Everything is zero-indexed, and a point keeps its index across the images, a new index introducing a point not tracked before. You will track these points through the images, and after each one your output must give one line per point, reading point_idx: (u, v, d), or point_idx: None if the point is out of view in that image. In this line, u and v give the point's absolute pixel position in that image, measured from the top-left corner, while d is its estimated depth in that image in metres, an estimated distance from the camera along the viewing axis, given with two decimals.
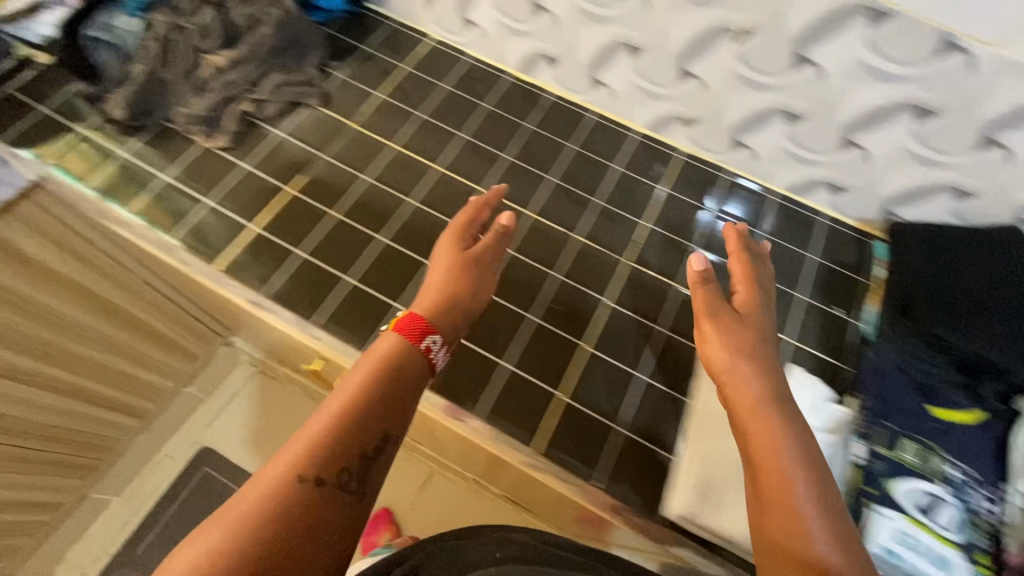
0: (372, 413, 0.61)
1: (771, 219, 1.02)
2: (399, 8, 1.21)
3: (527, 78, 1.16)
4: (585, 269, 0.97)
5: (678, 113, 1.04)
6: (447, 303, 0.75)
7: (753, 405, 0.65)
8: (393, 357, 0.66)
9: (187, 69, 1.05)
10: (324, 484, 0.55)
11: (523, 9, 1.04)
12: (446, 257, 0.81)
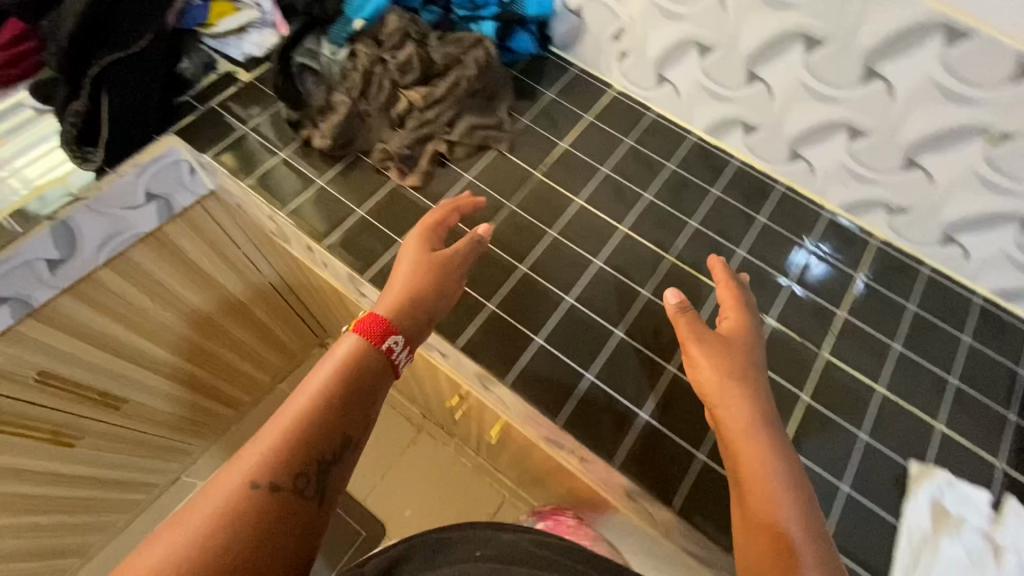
0: (338, 411, 0.55)
1: (918, 295, 0.82)
2: (587, 56, 1.01)
3: (715, 140, 0.95)
4: (835, 397, 0.74)
5: (885, 200, 0.83)
6: (411, 302, 0.67)
7: (739, 436, 0.57)
8: (347, 349, 0.60)
9: (376, 101, 0.89)
10: (281, 490, 0.49)
11: (733, 77, 0.85)
12: (412, 256, 0.72)
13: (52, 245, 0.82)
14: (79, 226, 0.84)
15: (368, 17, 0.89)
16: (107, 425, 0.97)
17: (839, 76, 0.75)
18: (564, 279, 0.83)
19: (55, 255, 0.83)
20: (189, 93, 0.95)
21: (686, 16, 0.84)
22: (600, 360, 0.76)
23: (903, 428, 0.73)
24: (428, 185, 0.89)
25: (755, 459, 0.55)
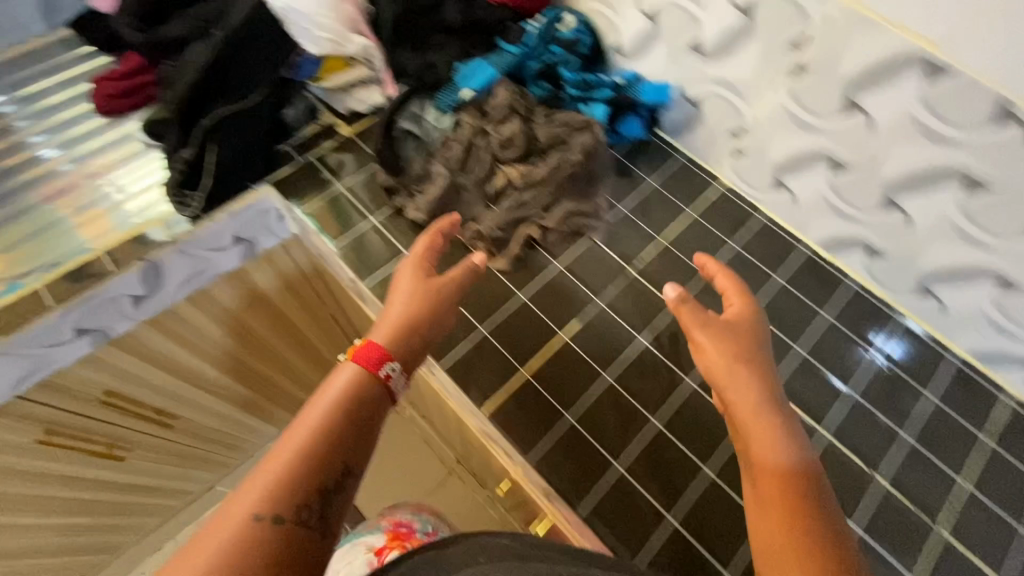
0: (337, 438, 0.50)
1: (991, 408, 0.77)
2: (697, 144, 0.94)
3: (830, 257, 0.87)
4: (909, 526, 0.69)
5: (1000, 273, 0.70)
6: (408, 331, 0.61)
7: (753, 432, 0.51)
8: (338, 382, 0.54)
9: (476, 173, 0.87)
10: (290, 523, 0.45)
11: (867, 199, 0.77)
12: (410, 283, 0.65)
13: (138, 281, 0.83)
14: (165, 266, 0.85)
15: (477, 87, 0.88)
16: (160, 440, 1.04)
17: (996, 223, 0.67)
18: (645, 381, 0.76)
19: (140, 291, 0.84)
20: (287, 142, 0.92)
21: (821, 129, 0.76)
22: (670, 412, 0.74)
23: (916, 533, 0.69)
24: (518, 269, 0.84)
25: (771, 456, 0.49)
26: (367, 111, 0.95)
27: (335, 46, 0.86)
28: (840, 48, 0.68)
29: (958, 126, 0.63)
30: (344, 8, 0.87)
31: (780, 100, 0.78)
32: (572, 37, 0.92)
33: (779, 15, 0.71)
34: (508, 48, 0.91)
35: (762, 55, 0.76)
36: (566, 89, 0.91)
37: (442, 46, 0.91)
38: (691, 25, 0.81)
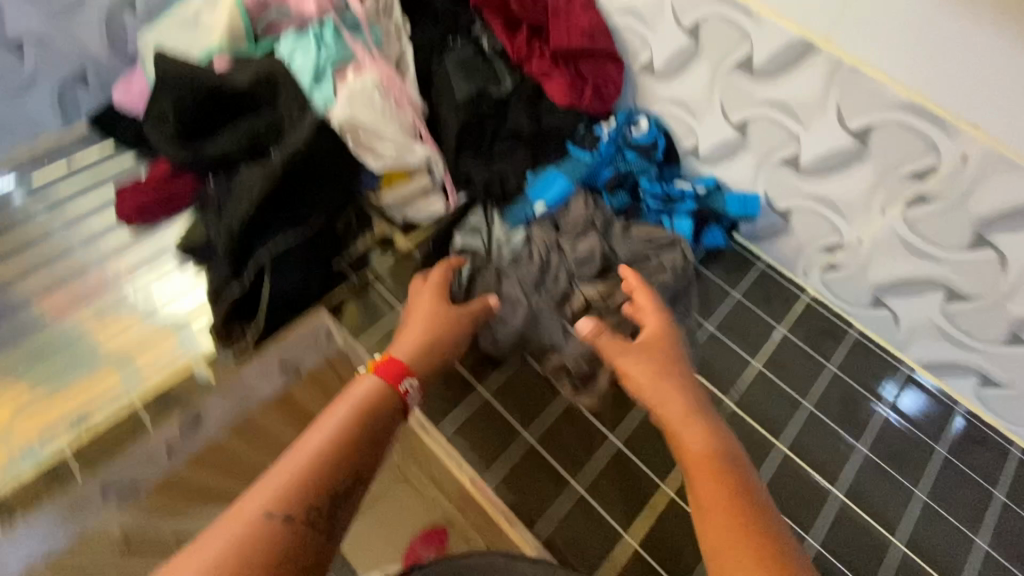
0: (350, 440, 0.49)
1: None
2: (782, 253, 0.88)
3: (932, 376, 0.82)
4: None
5: None
6: (429, 348, 0.62)
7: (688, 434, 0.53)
8: (358, 387, 0.54)
9: (555, 296, 0.77)
10: (300, 521, 0.44)
11: (991, 330, 0.71)
12: (428, 309, 0.66)
13: (176, 428, 0.69)
14: (206, 410, 0.71)
15: (552, 201, 0.81)
16: None
17: None
18: None
19: (175, 438, 0.69)
20: (342, 259, 0.83)
21: (942, 258, 0.70)
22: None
23: None
24: (607, 412, 0.79)
25: (699, 453, 0.51)
26: (428, 220, 0.85)
27: (399, 158, 0.79)
28: (975, 186, 0.62)
29: None
30: (406, 115, 0.81)
31: (890, 226, 0.72)
32: (647, 143, 0.86)
33: (903, 145, 0.65)
34: (580, 156, 0.85)
35: (875, 180, 0.70)
36: (644, 200, 0.85)
37: (509, 154, 0.84)
38: (788, 141, 0.75)
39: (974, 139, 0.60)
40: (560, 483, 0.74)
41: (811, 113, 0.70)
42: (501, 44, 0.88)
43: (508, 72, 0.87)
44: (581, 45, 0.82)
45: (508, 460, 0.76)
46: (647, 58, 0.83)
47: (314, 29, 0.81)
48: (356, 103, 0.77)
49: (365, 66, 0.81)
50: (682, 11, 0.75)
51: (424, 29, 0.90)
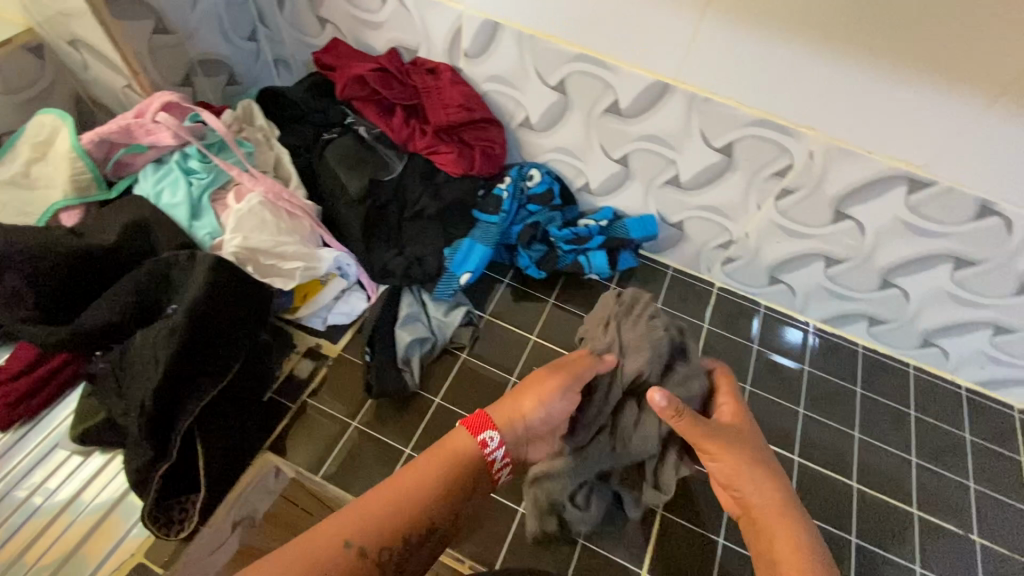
0: (430, 495, 0.53)
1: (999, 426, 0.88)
2: (685, 257, 0.96)
3: (832, 328, 0.94)
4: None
5: (994, 321, 0.80)
6: (531, 408, 0.60)
7: (731, 482, 0.59)
8: (453, 441, 0.57)
9: None
10: (372, 552, 0.49)
11: (865, 282, 0.84)
12: (551, 383, 0.60)
13: None
14: None
15: (474, 269, 0.82)
16: None
17: (989, 287, 0.76)
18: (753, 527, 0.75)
19: None
20: (271, 388, 0.77)
21: (814, 235, 0.81)
22: None
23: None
24: None
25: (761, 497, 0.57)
26: (350, 320, 0.83)
27: (309, 273, 0.75)
28: (824, 174, 0.73)
29: (946, 222, 0.71)
30: (303, 224, 0.78)
31: (768, 217, 0.82)
32: (543, 191, 0.90)
33: (761, 152, 0.75)
34: (488, 219, 0.86)
35: (746, 184, 0.80)
36: (557, 245, 0.89)
37: (418, 234, 0.83)
38: (666, 166, 0.83)
39: (814, 139, 0.71)
40: (567, 543, 0.71)
41: (680, 140, 0.79)
42: (380, 129, 0.88)
43: (396, 155, 0.87)
44: (459, 117, 0.84)
45: (505, 547, 0.70)
46: (524, 116, 0.87)
47: (176, 161, 0.76)
48: (247, 229, 0.72)
49: (246, 186, 0.76)
50: (545, 73, 0.80)
51: (297, 131, 0.88)
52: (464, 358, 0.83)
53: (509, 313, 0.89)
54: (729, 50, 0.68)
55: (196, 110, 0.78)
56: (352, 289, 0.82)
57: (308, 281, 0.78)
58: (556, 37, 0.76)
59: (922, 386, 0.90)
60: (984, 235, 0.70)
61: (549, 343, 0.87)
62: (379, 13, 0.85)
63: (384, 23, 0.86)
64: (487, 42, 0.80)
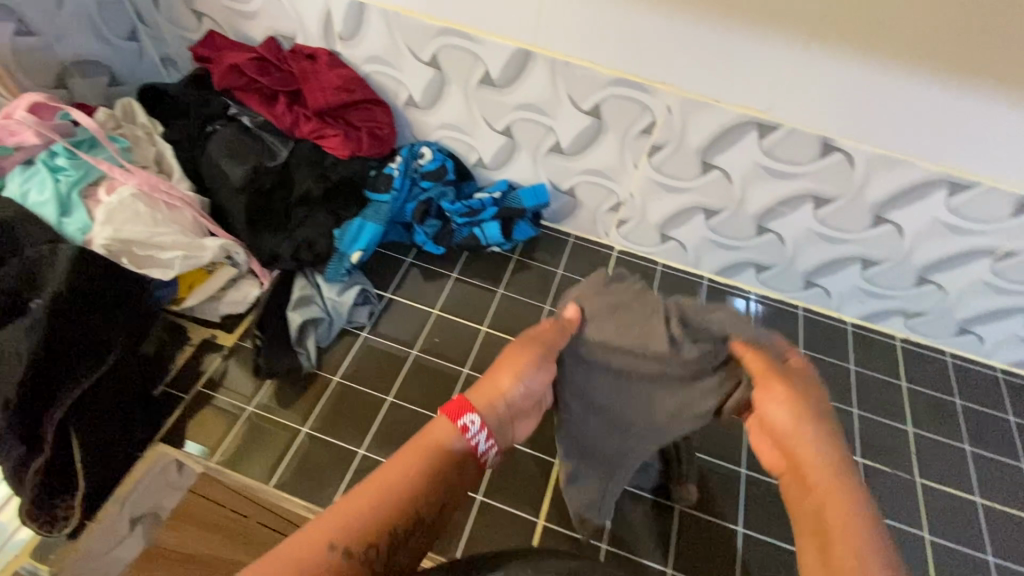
0: (414, 489, 0.46)
1: (880, 356, 0.93)
2: (582, 223, 0.99)
3: (725, 279, 0.97)
4: (891, 494, 0.79)
5: (860, 256, 0.85)
6: (508, 387, 0.53)
7: (785, 437, 0.50)
8: (433, 428, 0.50)
9: None
10: (355, 561, 0.42)
11: (743, 230, 0.88)
12: (524, 356, 0.54)
13: None
14: None
15: (365, 246, 0.84)
16: None
17: (848, 223, 0.81)
18: None
19: None
20: (163, 381, 0.77)
21: (690, 188, 0.85)
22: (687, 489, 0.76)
23: (895, 491, 0.79)
24: None
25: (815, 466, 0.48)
26: (245, 308, 0.83)
27: (188, 262, 0.74)
28: (684, 126, 0.77)
29: (798, 163, 0.76)
30: (184, 215, 0.78)
31: (645, 175, 0.86)
32: (436, 168, 0.91)
33: (625, 111, 0.78)
34: (380, 198, 0.87)
35: (620, 144, 0.83)
36: (452, 219, 0.91)
37: (307, 217, 0.84)
38: (546, 134, 0.86)
39: (668, 93, 0.74)
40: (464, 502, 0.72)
41: (552, 105, 0.82)
42: (263, 118, 0.88)
43: (281, 142, 0.87)
44: (339, 100, 0.85)
45: None
46: (407, 96, 0.89)
47: (40, 159, 0.74)
48: (118, 221, 0.72)
49: (118, 180, 0.76)
50: (417, 49, 0.82)
51: (180, 125, 0.88)
52: (364, 336, 0.85)
53: (413, 289, 0.91)
54: (579, 13, 0.71)
55: (68, 109, 0.79)
56: (245, 278, 0.83)
57: (191, 271, 0.79)
58: (420, 13, 0.78)
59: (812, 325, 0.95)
60: (834, 171, 0.75)
61: (452, 316, 0.89)
62: (250, 3, 0.85)
63: (258, 13, 0.86)
64: (358, 23, 0.82)
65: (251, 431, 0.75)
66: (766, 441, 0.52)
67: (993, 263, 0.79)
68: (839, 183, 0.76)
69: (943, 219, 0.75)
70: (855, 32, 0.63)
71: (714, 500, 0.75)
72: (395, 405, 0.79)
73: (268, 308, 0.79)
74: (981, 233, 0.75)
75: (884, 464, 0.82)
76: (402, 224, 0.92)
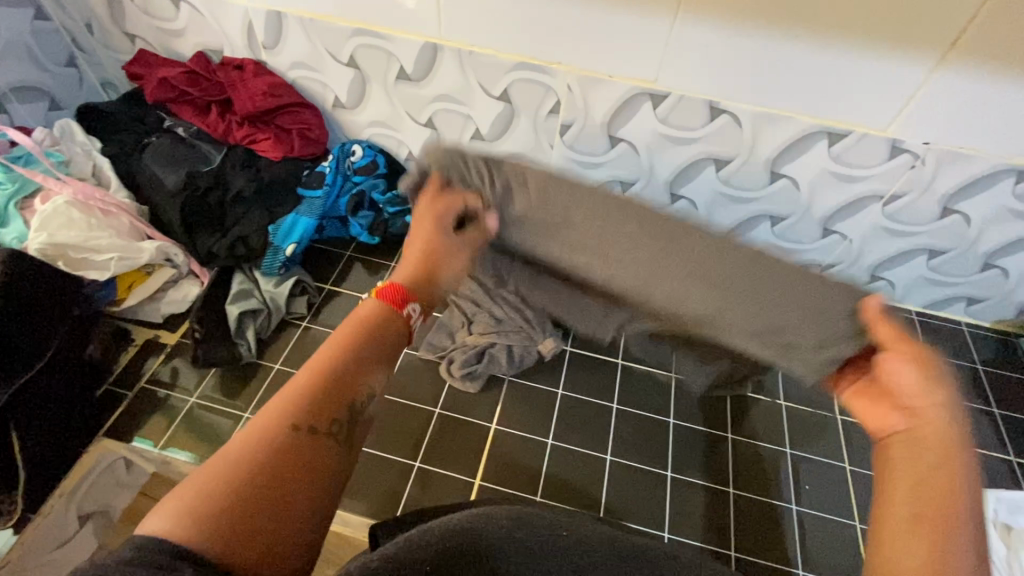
0: (369, 357, 0.49)
1: None
2: None
3: None
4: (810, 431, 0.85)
5: (768, 213, 0.91)
6: (429, 261, 0.57)
7: (911, 408, 0.45)
8: (374, 306, 0.52)
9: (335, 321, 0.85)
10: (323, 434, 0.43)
11: (658, 199, 0.94)
12: (425, 233, 0.58)
13: None
14: None
15: (298, 239, 0.88)
16: None
17: (750, 181, 0.86)
18: (582, 428, 0.81)
19: None
20: (107, 381, 0.80)
21: (603, 163, 0.91)
22: (616, 441, 0.80)
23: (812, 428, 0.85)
24: (420, 389, 0.83)
25: (937, 435, 0.43)
26: (186, 308, 0.87)
27: (123, 263, 0.78)
28: (586, 102, 0.83)
29: (692, 128, 0.82)
30: (121, 221, 0.82)
31: (562, 154, 0.91)
32: (367, 163, 0.96)
33: (532, 93, 0.84)
34: (313, 194, 0.92)
35: (533, 126, 0.89)
36: (384, 209, 0.96)
37: (242, 217, 0.88)
38: (466, 122, 0.92)
39: (566, 72, 0.80)
40: (403, 470, 0.75)
41: (466, 95, 0.87)
42: (198, 127, 0.93)
43: (215, 148, 0.92)
44: (266, 105, 0.90)
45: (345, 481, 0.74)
46: (334, 97, 0.94)
47: None
48: (53, 227, 0.75)
49: (54, 191, 0.80)
50: (336, 51, 0.87)
51: (118, 140, 0.93)
52: (304, 325, 0.88)
53: (354, 280, 0.95)
54: (474, 4, 0.77)
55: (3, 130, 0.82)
56: (186, 278, 0.87)
57: (129, 271, 0.82)
58: (332, 17, 0.83)
59: None
60: (725, 131, 0.81)
61: None
62: (177, 20, 0.90)
63: (185, 29, 0.91)
64: (278, 31, 0.87)
65: (194, 421, 0.78)
66: (888, 415, 0.47)
67: (884, 206, 0.85)
68: (732, 144, 0.82)
69: (831, 169, 0.81)
70: (716, 0, 0.69)
71: (643, 449, 0.80)
72: None
73: (206, 303, 0.83)
74: (866, 180, 0.82)
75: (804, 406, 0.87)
76: (337, 217, 0.97)
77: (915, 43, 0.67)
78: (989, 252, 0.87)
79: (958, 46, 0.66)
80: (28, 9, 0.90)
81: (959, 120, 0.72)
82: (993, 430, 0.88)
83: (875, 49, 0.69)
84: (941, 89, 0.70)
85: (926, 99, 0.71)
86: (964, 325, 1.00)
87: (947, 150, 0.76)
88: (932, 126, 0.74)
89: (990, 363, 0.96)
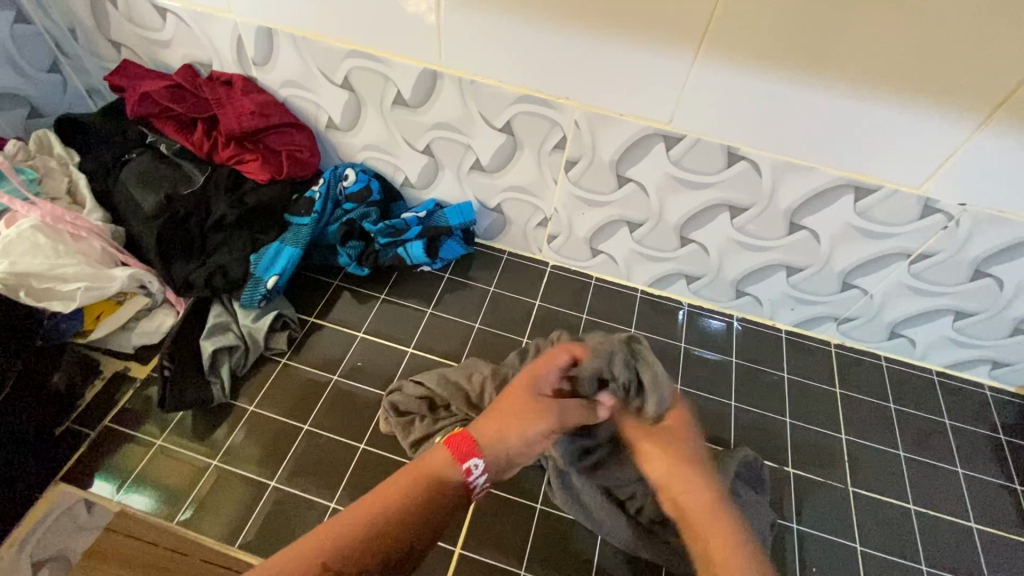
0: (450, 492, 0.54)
1: (801, 362, 0.94)
2: (513, 240, 0.99)
3: (659, 291, 0.98)
4: (816, 501, 0.79)
5: (784, 263, 0.85)
6: (516, 421, 0.57)
7: (673, 489, 0.59)
8: (436, 460, 0.54)
9: (323, 376, 0.82)
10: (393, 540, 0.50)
11: (667, 242, 0.88)
12: (516, 391, 0.60)
13: None
14: None
15: (281, 272, 0.83)
16: None
17: (765, 230, 0.81)
18: None
19: None
20: (69, 418, 0.75)
21: (610, 202, 0.85)
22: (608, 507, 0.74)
23: (820, 497, 0.80)
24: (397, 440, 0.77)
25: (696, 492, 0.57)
26: (159, 338, 0.82)
27: (92, 293, 0.74)
28: (594, 140, 0.77)
29: (706, 173, 0.76)
30: (92, 246, 0.78)
31: (566, 190, 0.86)
32: (360, 189, 0.90)
33: (536, 127, 0.79)
34: (300, 221, 0.87)
35: (537, 160, 0.83)
36: (375, 239, 0.91)
37: (223, 245, 0.83)
38: (465, 152, 0.86)
39: (574, 108, 0.75)
40: None
41: (467, 125, 0.82)
42: (181, 145, 0.88)
43: (199, 169, 0.88)
44: (253, 125, 0.84)
45: None
46: (327, 118, 0.88)
47: None
48: (16, 253, 0.71)
49: (20, 213, 0.75)
50: (330, 72, 0.82)
51: (98, 154, 0.88)
52: (284, 362, 0.83)
53: (341, 311, 0.90)
54: (479, 32, 0.71)
55: None
56: (161, 305, 0.82)
57: (98, 301, 0.78)
58: (327, 37, 0.78)
59: (741, 334, 0.95)
60: (742, 178, 0.75)
61: (379, 337, 0.88)
62: (163, 31, 0.85)
63: (171, 40, 0.86)
64: (269, 49, 0.82)
65: (158, 462, 0.73)
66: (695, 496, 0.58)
67: (910, 265, 0.78)
68: (749, 192, 0.76)
69: (855, 222, 0.75)
70: (740, 43, 0.63)
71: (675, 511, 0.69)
72: (311, 431, 0.77)
73: (179, 337, 0.78)
74: (891, 238, 0.76)
75: (809, 470, 0.82)
76: (326, 245, 0.92)
77: (959, 99, 0.61)
78: (1019, 318, 0.81)
79: (1004, 107, 0.60)
80: (8, 12, 0.85)
81: (999, 182, 0.66)
82: (1017, 510, 0.82)
83: (911, 104, 0.63)
84: (984, 151, 0.64)
85: (964, 160, 0.65)
86: (987, 389, 0.93)
87: (983, 213, 0.70)
88: (969, 186, 0.68)
89: (1014, 432, 0.89)
